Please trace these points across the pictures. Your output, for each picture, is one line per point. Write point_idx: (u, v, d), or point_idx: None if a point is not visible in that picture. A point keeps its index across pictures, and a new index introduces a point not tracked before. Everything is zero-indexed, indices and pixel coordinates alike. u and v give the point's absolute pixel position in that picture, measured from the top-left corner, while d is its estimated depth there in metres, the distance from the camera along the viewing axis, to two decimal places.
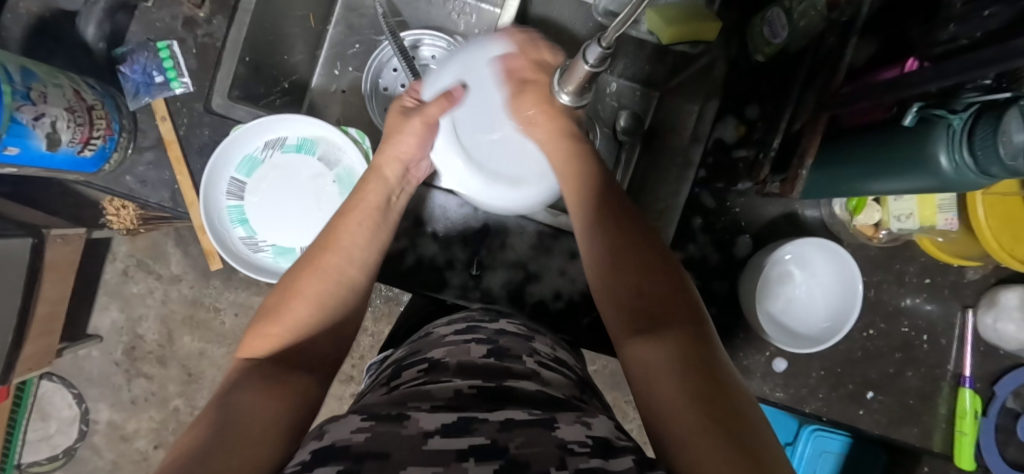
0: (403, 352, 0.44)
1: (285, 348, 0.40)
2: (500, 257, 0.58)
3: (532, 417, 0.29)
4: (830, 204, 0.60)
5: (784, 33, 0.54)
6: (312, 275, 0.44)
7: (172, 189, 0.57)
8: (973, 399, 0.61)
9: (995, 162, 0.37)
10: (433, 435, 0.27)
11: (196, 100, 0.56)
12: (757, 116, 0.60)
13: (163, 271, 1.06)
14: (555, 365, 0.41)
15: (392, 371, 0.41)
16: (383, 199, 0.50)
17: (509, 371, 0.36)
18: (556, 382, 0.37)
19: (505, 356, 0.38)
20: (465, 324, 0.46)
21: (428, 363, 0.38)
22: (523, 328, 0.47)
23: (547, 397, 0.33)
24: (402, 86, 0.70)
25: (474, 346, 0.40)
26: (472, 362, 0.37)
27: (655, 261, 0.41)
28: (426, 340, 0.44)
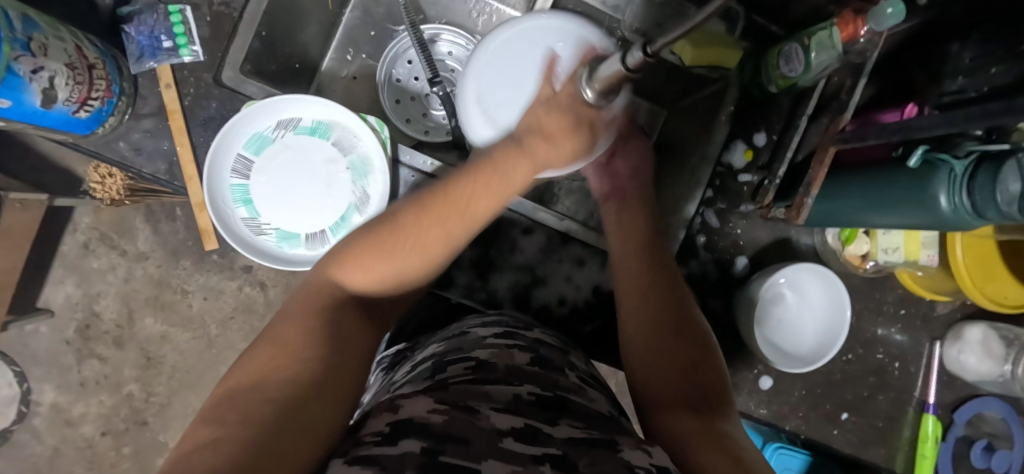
0: (440, 348, 0.45)
1: (362, 289, 0.41)
2: (508, 259, 0.58)
3: (593, 436, 0.30)
4: (823, 233, 0.63)
5: (800, 67, 0.55)
6: (431, 235, 0.41)
7: (169, 161, 0.53)
8: (935, 426, 0.65)
9: (991, 211, 0.39)
10: (505, 435, 0.28)
11: (205, 70, 0.54)
12: (764, 144, 0.61)
13: (129, 247, 0.99)
14: (594, 382, 0.43)
15: (433, 365, 0.41)
16: (523, 181, 0.44)
17: (559, 383, 0.37)
18: (600, 401, 0.39)
19: (548, 366, 0.40)
20: (502, 327, 0.47)
21: (475, 361, 0.38)
22: (557, 340, 0.49)
23: (600, 416, 0.35)
24: (415, 79, 0.70)
25: (517, 353, 0.41)
26: (520, 368, 0.38)
27: (706, 362, 0.45)
28: (464, 338, 0.44)
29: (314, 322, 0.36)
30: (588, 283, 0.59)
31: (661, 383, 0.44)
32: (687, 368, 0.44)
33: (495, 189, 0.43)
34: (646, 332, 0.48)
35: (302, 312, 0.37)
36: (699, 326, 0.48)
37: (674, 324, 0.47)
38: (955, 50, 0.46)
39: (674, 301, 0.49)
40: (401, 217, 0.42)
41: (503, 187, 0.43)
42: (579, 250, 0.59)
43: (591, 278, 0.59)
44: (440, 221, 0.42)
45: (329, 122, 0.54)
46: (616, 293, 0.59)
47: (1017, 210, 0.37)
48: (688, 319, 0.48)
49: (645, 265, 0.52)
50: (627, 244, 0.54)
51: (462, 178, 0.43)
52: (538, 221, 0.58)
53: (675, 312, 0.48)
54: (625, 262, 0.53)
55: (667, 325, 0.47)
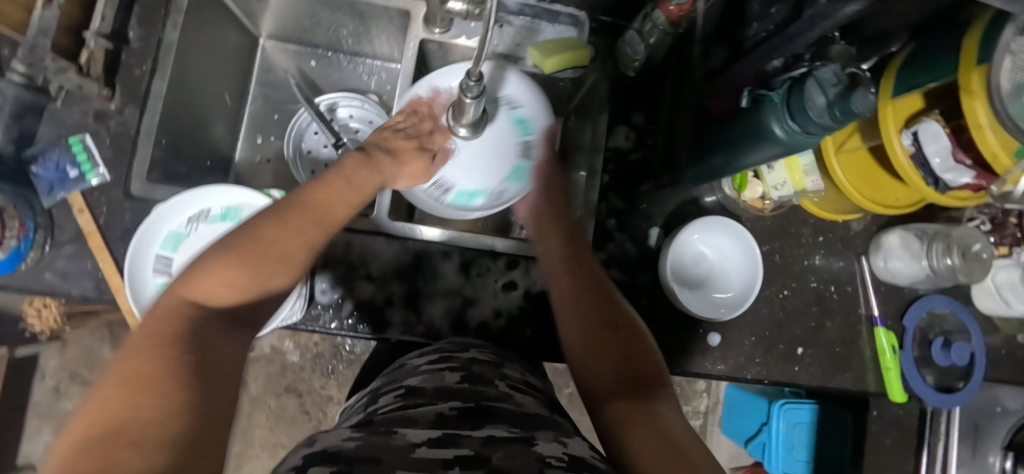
0: (378, 384, 0.50)
1: (231, 304, 0.39)
2: (434, 286, 0.61)
3: (512, 434, 0.33)
4: (721, 187, 0.66)
5: (642, 50, 0.60)
6: (290, 233, 0.43)
7: (95, 279, 0.56)
8: (888, 337, 0.68)
9: (813, 127, 0.44)
10: (419, 446, 0.30)
11: (114, 187, 0.57)
12: (643, 122, 0.66)
13: (100, 379, 1.00)
14: (524, 387, 0.46)
15: (370, 399, 0.46)
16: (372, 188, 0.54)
17: (486, 393, 0.41)
18: (528, 402, 0.42)
19: (478, 381, 0.44)
20: (437, 353, 0.51)
21: (405, 390, 0.43)
22: (492, 355, 0.52)
23: (524, 414, 0.38)
24: (324, 147, 0.74)
25: (447, 374, 0.45)
26: (447, 387, 0.42)
27: (636, 348, 0.47)
28: (401, 370, 0.50)
29: (173, 343, 0.32)
30: (516, 289, 0.62)
31: (596, 375, 0.46)
32: (620, 356, 0.46)
33: (340, 193, 0.50)
34: (584, 335, 0.49)
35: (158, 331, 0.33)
36: (625, 319, 0.50)
37: (611, 326, 0.49)
38: (746, 2, 0.51)
39: (601, 305, 0.51)
40: (260, 223, 0.43)
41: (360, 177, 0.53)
42: (501, 261, 0.62)
43: (518, 284, 0.62)
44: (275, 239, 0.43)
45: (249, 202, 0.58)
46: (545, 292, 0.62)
47: (831, 118, 0.42)
48: (616, 314, 0.50)
49: (576, 275, 0.54)
50: (570, 264, 0.55)
51: (306, 191, 0.48)
52: (454, 244, 0.62)
53: (598, 316, 0.50)
54: (560, 276, 0.55)
55: (595, 329, 0.49)
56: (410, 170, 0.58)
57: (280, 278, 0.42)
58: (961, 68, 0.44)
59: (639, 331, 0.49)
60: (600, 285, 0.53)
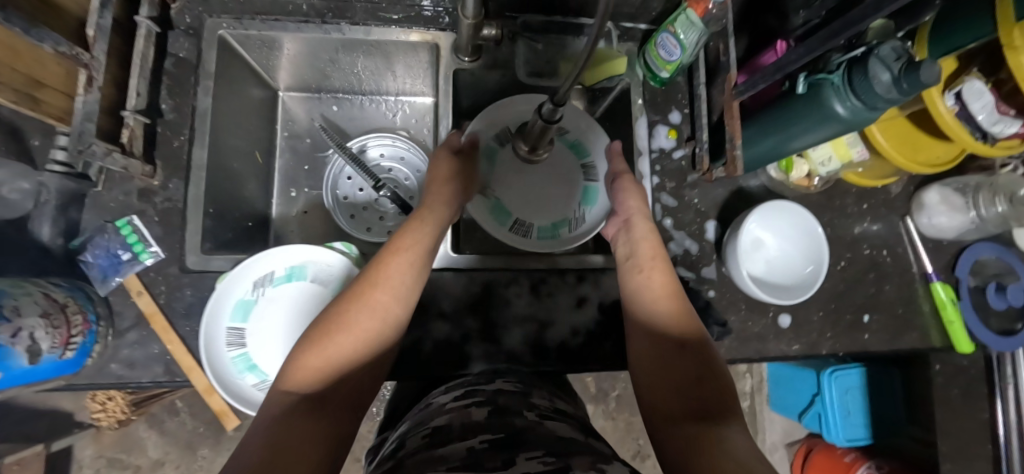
0: (409, 425, 0.50)
1: (318, 388, 0.41)
2: (508, 314, 0.60)
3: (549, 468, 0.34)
4: (766, 171, 0.67)
5: (677, 50, 0.60)
6: (362, 313, 0.46)
7: (164, 363, 0.54)
8: (945, 290, 0.69)
9: (880, 104, 0.45)
10: None
11: (170, 264, 0.55)
12: (680, 119, 0.66)
13: (141, 460, 0.94)
14: (556, 415, 0.48)
15: (399, 440, 0.47)
16: (427, 243, 0.52)
17: (517, 424, 0.43)
18: (561, 429, 0.44)
19: (508, 413, 0.46)
20: (463, 388, 0.52)
21: (433, 428, 0.44)
22: (518, 386, 0.54)
23: (556, 443, 0.40)
24: (360, 190, 0.74)
25: (474, 409, 0.47)
26: (475, 422, 0.44)
27: (710, 369, 0.48)
28: (429, 408, 0.51)
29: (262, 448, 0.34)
30: (590, 303, 0.61)
31: (663, 396, 0.47)
32: (692, 380, 0.47)
33: (398, 266, 0.49)
34: (655, 362, 0.49)
35: (252, 442, 0.35)
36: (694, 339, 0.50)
37: (677, 343, 0.50)
38: None
39: (676, 328, 0.51)
40: (337, 309, 0.46)
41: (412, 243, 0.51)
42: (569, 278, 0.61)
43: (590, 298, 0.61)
44: (368, 303, 0.46)
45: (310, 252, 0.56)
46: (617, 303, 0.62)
47: (900, 92, 0.43)
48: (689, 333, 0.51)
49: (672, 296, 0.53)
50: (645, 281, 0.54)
51: (362, 278, 0.48)
52: (520, 267, 0.60)
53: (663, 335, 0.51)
54: (637, 293, 0.54)
55: (670, 345, 0.50)
56: (444, 184, 0.56)
57: (351, 353, 0.44)
58: (999, 28, 0.46)
59: (710, 352, 0.49)
60: (677, 300, 0.53)
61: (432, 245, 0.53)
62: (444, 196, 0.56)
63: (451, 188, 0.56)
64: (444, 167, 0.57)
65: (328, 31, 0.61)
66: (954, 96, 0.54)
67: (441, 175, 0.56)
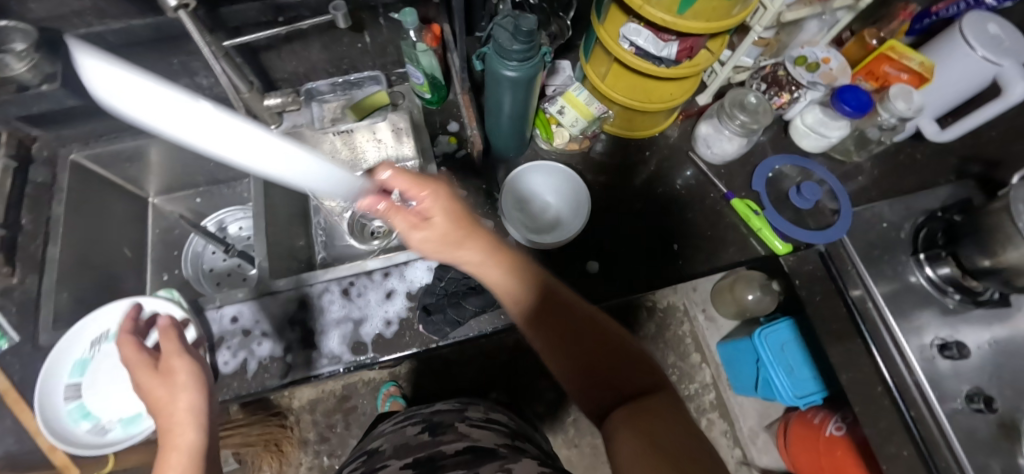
0: (358, 450, 0.66)
1: None
2: (325, 321, 0.66)
3: None
4: (538, 143, 0.78)
5: (419, 74, 0.74)
6: None
7: (18, 431, 0.60)
8: (743, 204, 0.75)
9: (520, 53, 0.56)
10: None
11: (24, 345, 0.64)
12: (457, 127, 0.78)
13: None
14: (484, 422, 0.62)
15: (352, 459, 0.64)
16: (194, 434, 0.48)
17: (441, 438, 0.57)
18: (483, 435, 0.58)
19: (436, 427, 0.61)
20: (403, 416, 0.70)
21: (368, 454, 0.61)
22: (453, 404, 0.69)
23: (470, 458, 0.51)
24: (223, 260, 0.87)
25: (410, 426, 0.64)
26: (404, 441, 0.59)
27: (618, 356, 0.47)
28: (372, 437, 0.68)
29: None
30: (399, 294, 0.67)
31: (590, 397, 0.47)
32: (615, 354, 0.47)
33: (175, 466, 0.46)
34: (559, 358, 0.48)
35: None
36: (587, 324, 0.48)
37: (595, 340, 0.48)
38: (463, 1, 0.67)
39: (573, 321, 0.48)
40: None
41: (179, 440, 0.48)
42: (379, 275, 0.68)
43: (401, 288, 0.68)
44: None
45: (152, 107, 0.25)
46: (426, 286, 0.68)
47: (523, 38, 0.55)
48: (572, 320, 0.48)
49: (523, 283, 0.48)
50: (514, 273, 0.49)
51: None
52: (330, 277, 0.68)
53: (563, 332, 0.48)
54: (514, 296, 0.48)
55: (586, 343, 0.47)
56: (176, 379, 0.51)
57: None
58: None
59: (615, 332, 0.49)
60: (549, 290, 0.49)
61: (199, 433, 0.49)
62: (181, 407, 0.50)
63: (190, 390, 0.51)
64: (158, 383, 0.51)
65: (156, 133, 0.76)
66: (624, 40, 0.64)
67: (166, 390, 0.51)
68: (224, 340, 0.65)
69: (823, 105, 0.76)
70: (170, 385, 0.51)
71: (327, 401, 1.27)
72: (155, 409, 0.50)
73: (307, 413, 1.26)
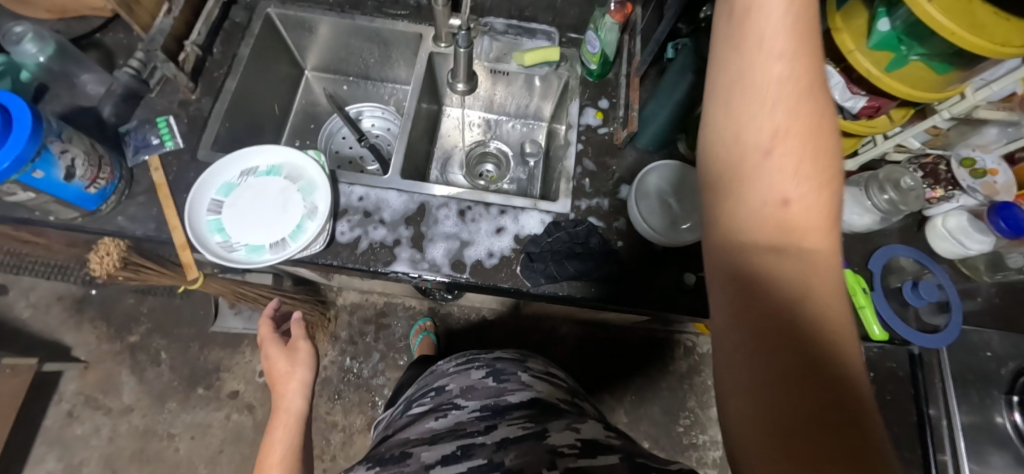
0: (417, 390, 0.70)
1: None
2: (436, 231, 0.70)
3: (525, 431, 0.48)
4: (677, 147, 0.77)
5: (597, 43, 0.75)
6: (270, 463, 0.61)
7: (158, 221, 0.68)
8: (855, 277, 0.74)
9: None
10: (434, 467, 0.46)
11: (184, 152, 0.72)
12: (608, 105, 0.80)
13: (114, 403, 1.15)
14: (546, 377, 0.64)
15: (415, 398, 0.67)
16: (298, 400, 0.68)
17: (510, 384, 0.60)
18: (542, 389, 0.60)
19: (500, 373, 0.62)
20: (463, 357, 0.70)
21: (435, 389, 0.64)
22: (515, 355, 0.70)
23: (537, 413, 0.53)
24: (349, 148, 0.94)
25: (475, 370, 0.64)
26: (470, 383, 0.61)
27: (805, 232, 0.32)
28: (434, 373, 0.70)
29: None
30: (508, 233, 0.71)
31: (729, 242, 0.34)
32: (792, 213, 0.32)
33: (282, 418, 0.66)
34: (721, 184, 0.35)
35: None
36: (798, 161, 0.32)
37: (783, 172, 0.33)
38: None
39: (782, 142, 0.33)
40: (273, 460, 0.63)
41: (287, 403, 0.68)
42: (494, 212, 0.72)
43: (511, 230, 0.71)
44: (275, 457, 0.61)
45: None
46: (533, 235, 0.71)
47: None
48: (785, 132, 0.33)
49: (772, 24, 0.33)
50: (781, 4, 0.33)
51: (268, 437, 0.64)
52: (453, 196, 0.72)
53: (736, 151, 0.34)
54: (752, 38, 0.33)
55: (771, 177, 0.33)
56: (298, 355, 0.72)
57: None
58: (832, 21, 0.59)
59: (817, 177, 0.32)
60: (810, 84, 0.33)
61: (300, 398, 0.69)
62: (289, 376, 0.70)
63: (299, 369, 0.71)
64: (282, 356, 0.72)
65: (342, 16, 0.82)
66: None
67: (281, 363, 0.72)
68: (345, 214, 0.70)
69: (971, 213, 0.74)
70: (290, 361, 0.72)
71: (366, 310, 1.33)
72: (272, 373, 0.71)
73: (346, 313, 1.32)
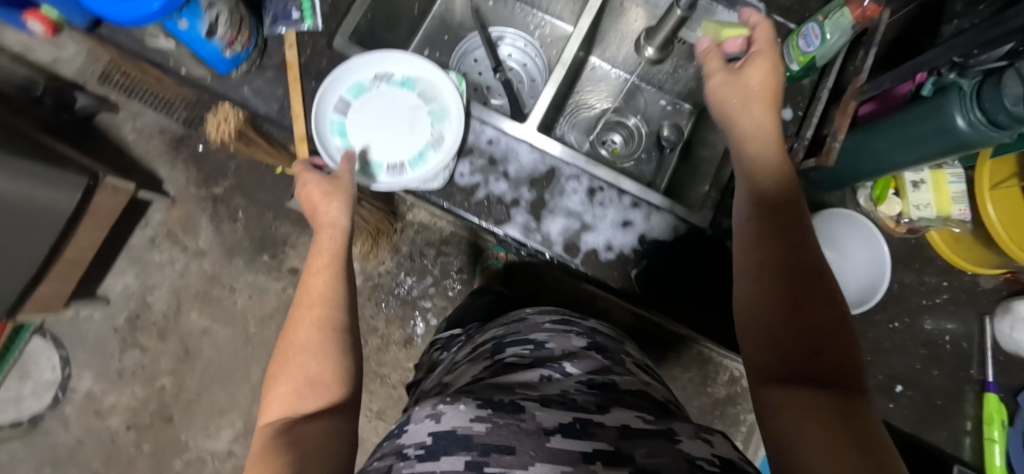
0: (500, 332, 0.61)
1: (314, 407, 0.41)
2: (560, 203, 0.63)
3: (652, 427, 0.36)
4: (855, 197, 0.66)
5: (817, 42, 0.62)
6: (306, 313, 0.46)
7: (281, 103, 0.64)
8: (1000, 405, 0.66)
9: (1008, 118, 0.45)
10: (554, 434, 0.33)
11: (322, 38, 0.66)
12: (790, 118, 0.68)
13: (189, 243, 1.21)
14: (647, 368, 0.55)
15: (494, 345, 0.56)
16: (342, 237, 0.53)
17: (614, 367, 0.50)
18: (652, 383, 0.50)
19: (603, 349, 0.53)
20: (559, 317, 0.61)
21: (533, 343, 0.53)
22: (608, 331, 0.64)
23: (652, 404, 0.42)
24: (479, 73, 0.85)
25: (573, 336, 0.55)
26: (573, 349, 0.51)
27: (820, 330, 0.39)
28: (524, 323, 0.60)
29: (337, 441, 0.39)
30: (633, 230, 0.64)
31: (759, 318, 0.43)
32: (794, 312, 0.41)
33: (321, 261, 0.51)
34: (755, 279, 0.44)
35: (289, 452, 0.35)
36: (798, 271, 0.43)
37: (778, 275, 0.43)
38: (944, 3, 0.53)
39: (760, 247, 0.45)
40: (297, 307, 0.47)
41: (328, 240, 0.53)
42: (627, 203, 0.64)
43: (638, 228, 0.64)
44: (312, 308, 0.46)
45: None
46: (661, 242, 0.64)
47: None
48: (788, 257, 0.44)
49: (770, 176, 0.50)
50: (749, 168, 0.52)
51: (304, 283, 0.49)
52: (586, 169, 0.64)
53: (752, 250, 0.46)
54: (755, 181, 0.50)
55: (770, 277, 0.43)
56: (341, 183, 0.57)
57: (323, 361, 0.43)
58: None
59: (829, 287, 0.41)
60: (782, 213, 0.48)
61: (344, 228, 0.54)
62: (330, 216, 0.54)
63: (341, 202, 0.54)
64: (319, 182, 0.55)
65: None
66: None
67: (320, 192, 0.55)
68: (469, 155, 0.64)
69: None
70: (328, 189, 0.55)
71: (433, 234, 1.28)
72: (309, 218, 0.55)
73: (412, 230, 1.28)
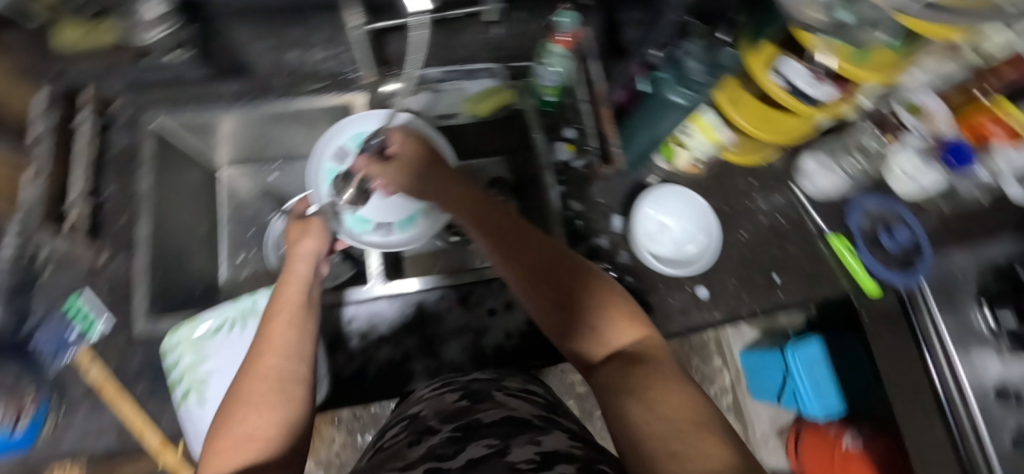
0: (393, 421, 0.55)
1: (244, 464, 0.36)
2: (445, 330, 0.64)
3: (488, 450, 0.39)
4: (657, 167, 0.79)
5: (552, 76, 0.70)
6: (261, 378, 0.41)
7: (117, 427, 0.56)
8: (840, 241, 0.77)
9: None
10: None
11: (118, 335, 0.60)
12: (575, 135, 0.75)
13: None
14: (524, 394, 0.54)
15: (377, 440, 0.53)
16: (305, 276, 0.53)
17: (480, 405, 0.49)
18: (522, 406, 0.50)
19: (475, 394, 0.52)
20: (440, 382, 0.59)
21: (408, 420, 0.52)
22: (491, 374, 0.60)
23: (510, 427, 0.44)
24: None
25: (449, 394, 0.54)
26: (447, 408, 0.50)
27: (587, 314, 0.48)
28: (409, 402, 0.57)
29: None
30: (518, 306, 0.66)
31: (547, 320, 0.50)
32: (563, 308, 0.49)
33: (283, 326, 0.46)
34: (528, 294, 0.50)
35: None
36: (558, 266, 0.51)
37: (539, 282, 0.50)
38: None
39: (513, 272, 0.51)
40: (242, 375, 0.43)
41: (291, 297, 0.50)
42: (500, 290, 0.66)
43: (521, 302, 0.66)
44: (267, 351, 0.43)
45: None
46: None
47: None
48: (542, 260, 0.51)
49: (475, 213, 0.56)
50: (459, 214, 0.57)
51: (257, 343, 0.45)
52: (449, 285, 0.65)
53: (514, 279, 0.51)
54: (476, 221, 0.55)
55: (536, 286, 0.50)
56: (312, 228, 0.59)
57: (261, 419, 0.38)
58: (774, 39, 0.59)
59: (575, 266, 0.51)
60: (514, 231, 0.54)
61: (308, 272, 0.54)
62: (303, 254, 0.55)
63: (313, 240, 0.57)
64: (295, 230, 0.59)
65: (248, 107, 0.70)
66: (776, 74, 0.59)
67: (300, 234, 0.58)
68: (339, 344, 0.62)
69: None
70: (303, 232, 0.58)
71: None
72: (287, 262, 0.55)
73: None
